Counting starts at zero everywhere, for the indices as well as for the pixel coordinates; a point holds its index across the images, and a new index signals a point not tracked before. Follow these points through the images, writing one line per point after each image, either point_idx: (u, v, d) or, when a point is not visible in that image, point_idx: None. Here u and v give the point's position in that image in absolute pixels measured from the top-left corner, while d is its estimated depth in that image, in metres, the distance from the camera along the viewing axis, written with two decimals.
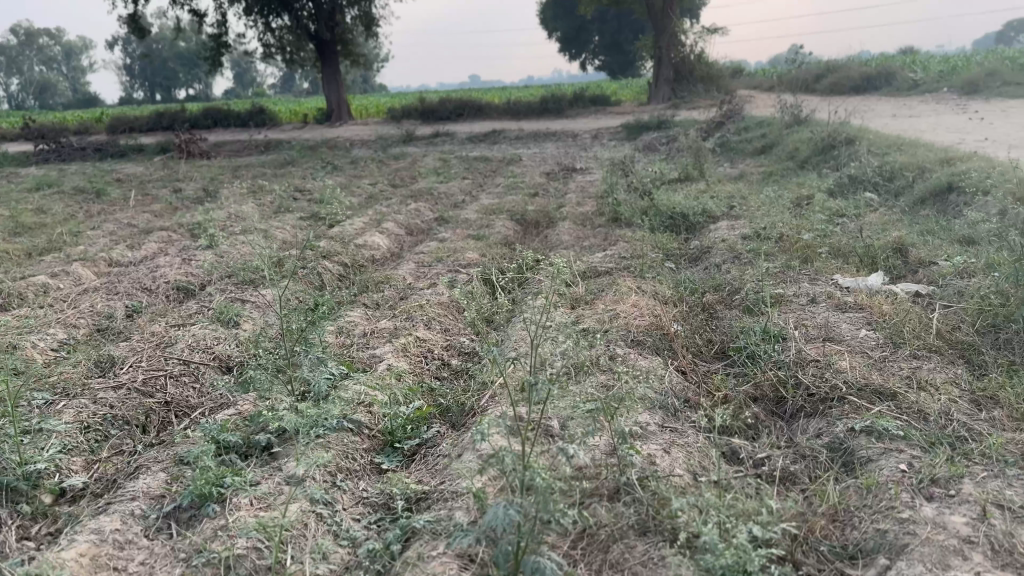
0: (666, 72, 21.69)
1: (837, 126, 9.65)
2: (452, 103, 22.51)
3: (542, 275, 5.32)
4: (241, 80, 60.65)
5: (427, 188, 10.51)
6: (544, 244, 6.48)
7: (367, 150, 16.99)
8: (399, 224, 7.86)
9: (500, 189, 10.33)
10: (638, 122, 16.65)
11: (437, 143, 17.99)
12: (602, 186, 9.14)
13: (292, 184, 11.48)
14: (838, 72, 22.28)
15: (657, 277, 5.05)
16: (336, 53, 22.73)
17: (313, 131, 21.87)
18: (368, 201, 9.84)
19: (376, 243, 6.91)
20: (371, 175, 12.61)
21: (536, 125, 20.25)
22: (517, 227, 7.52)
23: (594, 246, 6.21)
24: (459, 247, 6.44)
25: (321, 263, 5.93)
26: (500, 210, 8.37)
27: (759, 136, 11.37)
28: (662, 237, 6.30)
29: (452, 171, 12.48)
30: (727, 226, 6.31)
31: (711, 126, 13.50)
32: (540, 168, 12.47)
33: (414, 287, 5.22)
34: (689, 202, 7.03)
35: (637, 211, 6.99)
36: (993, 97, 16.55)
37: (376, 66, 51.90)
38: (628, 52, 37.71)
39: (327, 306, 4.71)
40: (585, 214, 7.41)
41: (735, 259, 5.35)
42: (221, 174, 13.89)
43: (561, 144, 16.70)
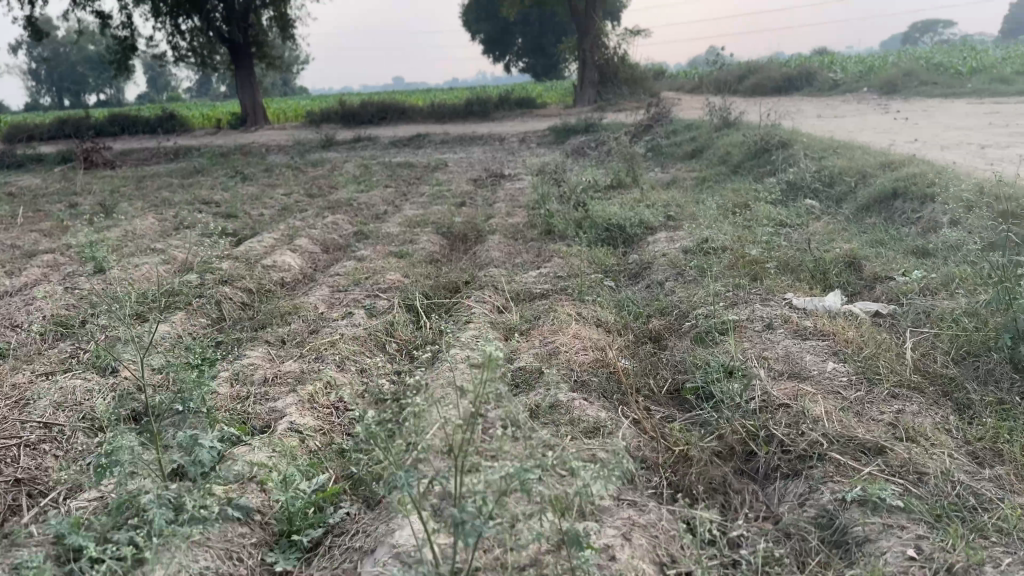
0: (591, 74, 21.46)
1: (768, 129, 9.45)
2: (374, 107, 21.78)
3: (470, 300, 4.81)
4: (155, 84, 58.35)
5: (346, 198, 9.89)
6: (471, 261, 5.97)
7: (283, 157, 16.17)
8: (314, 241, 7.24)
9: (425, 198, 9.77)
10: (565, 125, 16.32)
11: (358, 148, 17.30)
12: (532, 194, 8.69)
13: (200, 196, 10.69)
14: (760, 73, 22.47)
15: (596, 299, 4.59)
16: (250, 56, 21.66)
17: (227, 137, 20.82)
18: (281, 214, 9.15)
19: (286, 265, 6.29)
20: (286, 184, 11.87)
21: (462, 129, 19.74)
22: (442, 241, 6.98)
23: (527, 263, 5.73)
24: (379, 267, 5.87)
25: (221, 291, 5.29)
26: (423, 222, 7.83)
27: (689, 139, 11.13)
28: (598, 251, 5.87)
29: (373, 179, 11.85)
30: (667, 238, 5.92)
31: (639, 130, 13.23)
32: (466, 174, 11.96)
33: (326, 318, 4.63)
34: (624, 212, 6.63)
35: (570, 223, 6.56)
36: (911, 97, 16.82)
37: (296, 69, 50.53)
38: (552, 54, 37.61)
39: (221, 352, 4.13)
40: (514, 226, 6.94)
41: (678, 276, 4.95)
42: (123, 185, 12.91)
43: (488, 148, 16.24)
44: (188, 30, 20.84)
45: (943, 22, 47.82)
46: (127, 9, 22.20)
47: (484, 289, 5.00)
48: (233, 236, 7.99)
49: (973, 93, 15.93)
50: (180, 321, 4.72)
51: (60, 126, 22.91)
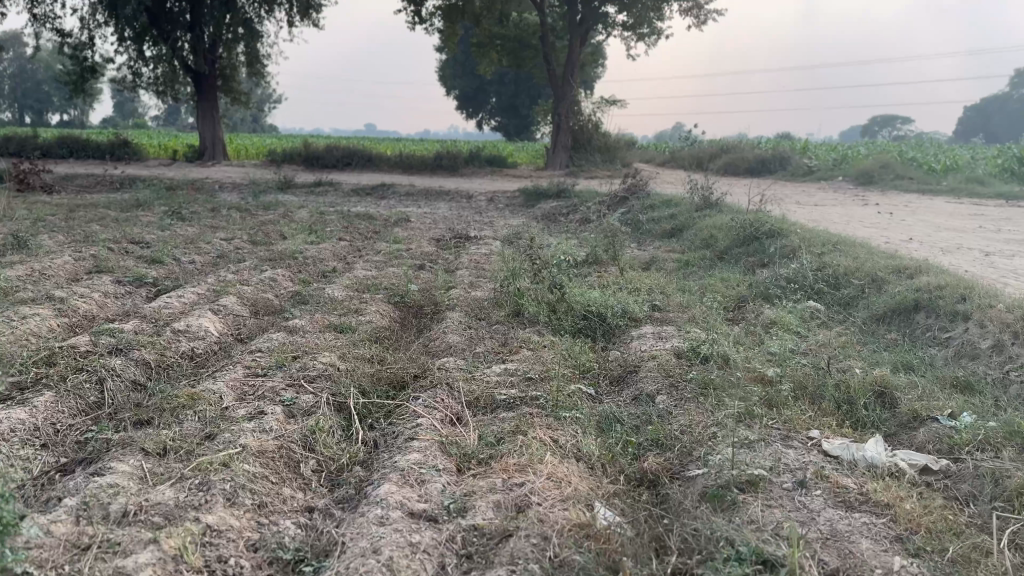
0: (563, 138, 20.92)
1: (757, 214, 8.78)
2: (339, 151, 20.92)
3: (416, 404, 3.85)
4: (123, 109, 57.24)
5: (293, 249, 8.91)
6: (424, 345, 5.03)
7: (235, 197, 15.16)
8: (243, 302, 6.24)
9: (380, 256, 8.84)
10: (536, 189, 15.64)
11: (318, 194, 16.35)
12: (499, 266, 7.82)
13: (130, 234, 9.61)
14: (734, 152, 22.23)
15: (574, 416, 3.66)
16: (215, 88, 20.67)
17: (180, 170, 19.70)
18: (216, 264, 8.12)
19: (202, 331, 5.27)
20: (231, 227, 10.86)
21: (427, 182, 18.96)
22: (393, 312, 6.03)
23: (490, 354, 4.79)
24: (314, 345, 4.91)
25: (109, 365, 4.26)
26: (375, 287, 6.88)
27: (667, 217, 10.45)
28: (573, 346, 4.96)
29: (326, 230, 10.89)
30: (654, 336, 5.06)
31: (614, 201, 12.54)
32: (428, 232, 11.07)
33: (229, 419, 3.62)
34: (604, 297, 5.76)
35: (542, 306, 5.65)
36: (889, 189, 16.54)
37: (267, 108, 49.79)
38: (525, 116, 37.31)
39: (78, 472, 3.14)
40: (476, 303, 6.03)
41: (674, 390, 4.06)
42: (53, 214, 11.74)
43: (453, 205, 15.42)
44: (151, 58, 19.84)
45: (901, 118, 48.82)
46: (90, 29, 21.16)
47: (436, 389, 4.06)
48: (154, 287, 6.95)
49: (951, 191, 15.69)
50: (41, 408, 3.67)
51: (4, 143, 21.53)
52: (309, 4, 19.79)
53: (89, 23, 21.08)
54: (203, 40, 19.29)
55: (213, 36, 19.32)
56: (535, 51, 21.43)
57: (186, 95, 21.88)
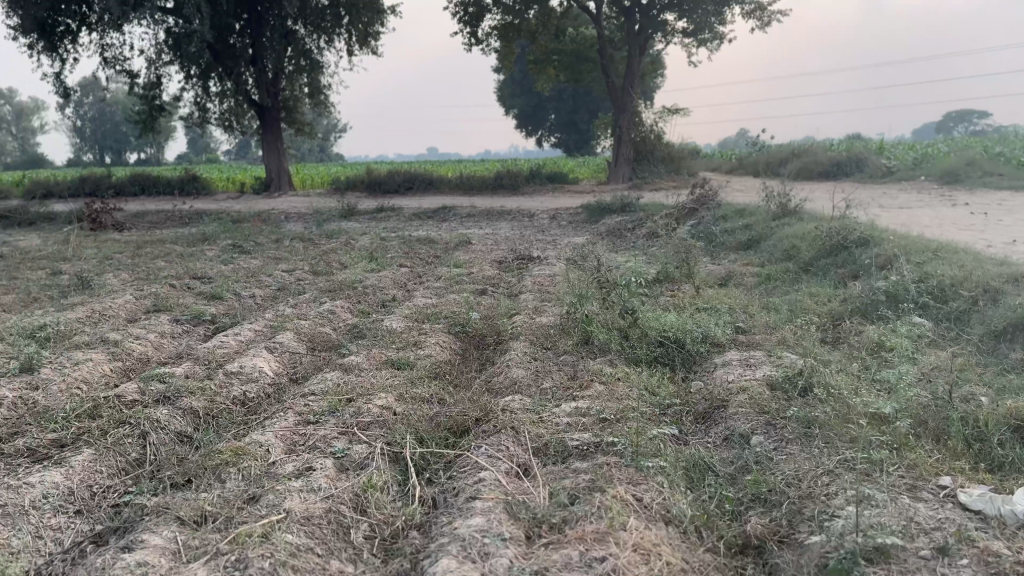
0: (626, 151, 20.39)
1: (842, 221, 8.18)
2: (400, 176, 20.88)
3: (478, 454, 3.45)
4: (195, 145, 59.11)
5: (352, 278, 8.68)
6: (487, 382, 4.63)
7: (299, 226, 15.15)
8: (300, 338, 5.97)
9: (441, 282, 8.53)
10: (600, 204, 15.18)
11: (380, 219, 16.26)
12: (566, 288, 7.42)
13: (193, 269, 9.53)
14: (806, 156, 21.37)
15: (659, 464, 3.21)
16: (278, 120, 20.85)
17: (246, 202, 19.91)
18: (276, 298, 7.93)
19: (255, 372, 4.99)
20: (292, 258, 10.73)
21: (488, 202, 18.69)
22: (453, 344, 5.64)
23: (559, 390, 4.35)
24: (369, 385, 4.55)
25: (154, 417, 3.98)
26: (435, 316, 6.55)
27: (742, 228, 9.89)
28: (650, 378, 4.49)
29: (387, 256, 10.67)
30: (742, 364, 4.57)
31: (682, 213, 12.02)
32: (490, 255, 10.75)
33: (275, 477, 3.29)
34: (683, 320, 5.28)
35: (616, 332, 5.21)
36: (978, 188, 15.53)
37: (333, 137, 50.72)
38: (585, 130, 36.90)
39: (107, 547, 2.84)
40: (542, 330, 5.62)
41: (771, 430, 3.57)
42: (121, 252, 11.84)
43: (515, 225, 15.11)
44: (216, 93, 20.17)
45: (978, 111, 46.69)
46: (158, 68, 21.67)
47: (500, 434, 3.65)
48: (211, 324, 6.76)
49: None
50: (77, 469, 3.39)
51: (80, 184, 22.12)
52: (366, 31, 19.87)
53: (157, 62, 21.60)
54: (265, 74, 19.51)
55: (275, 69, 19.52)
56: (594, 64, 21.03)
57: (251, 129, 22.16)
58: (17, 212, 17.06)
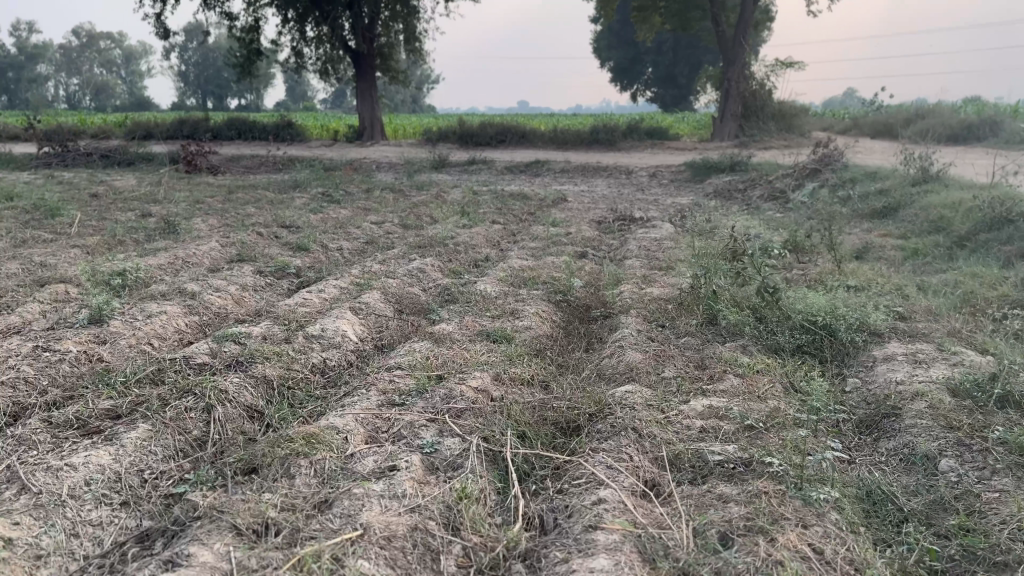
0: (733, 106, 19.08)
1: (1001, 194, 7.13)
2: (494, 128, 20.20)
3: (594, 463, 2.81)
4: (293, 93, 59.76)
5: (442, 233, 8.12)
6: (599, 366, 3.97)
7: (390, 176, 14.74)
8: (386, 299, 5.44)
9: (538, 242, 7.90)
10: (706, 162, 14.18)
11: (473, 172, 15.72)
12: (679, 256, 6.67)
13: (281, 217, 9.17)
14: (932, 118, 19.64)
15: (833, 500, 2.52)
16: (372, 67, 20.32)
17: (337, 150, 19.63)
18: (364, 252, 7.43)
19: (338, 337, 4.47)
20: (382, 209, 10.27)
21: (585, 158, 17.85)
22: (553, 316, 5.00)
23: (684, 381, 3.66)
24: (461, 361, 3.96)
25: (220, 388, 3.49)
26: (533, 281, 5.91)
27: (873, 198, 8.87)
28: (796, 375, 3.82)
29: (479, 211, 10.09)
30: (910, 368, 3.79)
31: (802, 176, 10.98)
32: (589, 213, 10.01)
33: (351, 475, 2.74)
34: (831, 303, 4.49)
35: (749, 313, 4.47)
36: None
37: (427, 88, 50.39)
38: (684, 85, 35.23)
39: (150, 557, 2.35)
40: (657, 306, 4.92)
41: (972, 460, 2.86)
42: (212, 196, 11.63)
43: (612, 182, 14.28)
44: (313, 37, 19.88)
45: None
46: (257, 11, 21.50)
47: (622, 436, 3.00)
48: (296, 278, 6.32)
49: None
50: (128, 449, 2.95)
51: (177, 127, 22.27)
52: None
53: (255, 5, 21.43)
54: (362, 18, 19.06)
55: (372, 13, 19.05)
56: (703, 13, 19.71)
57: (346, 76, 21.76)
58: (116, 151, 17.21)
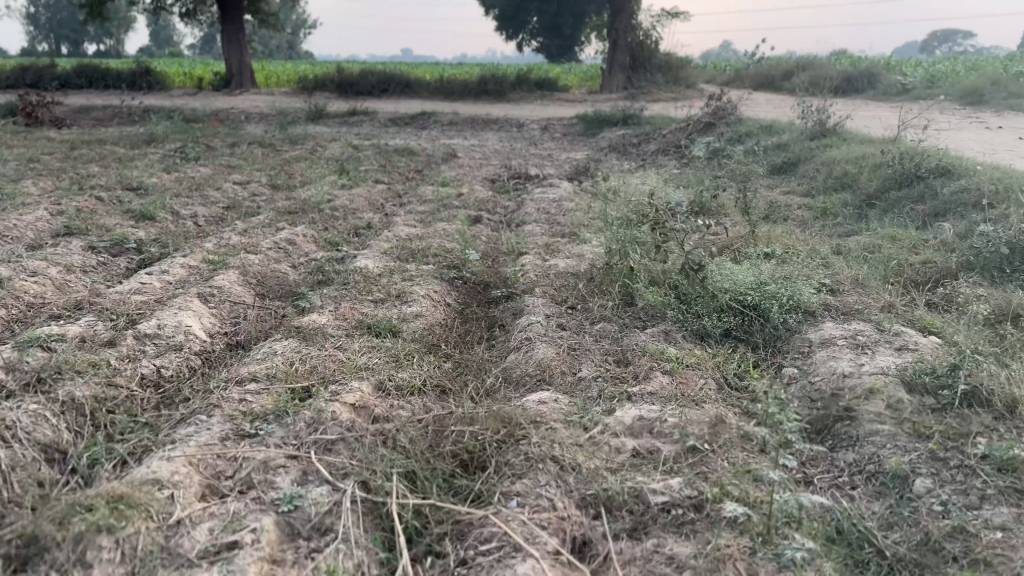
0: (621, 57, 18.62)
1: (906, 150, 6.87)
2: (374, 77, 19.01)
3: (507, 516, 2.17)
4: (156, 38, 55.48)
5: (316, 196, 7.23)
6: (502, 365, 3.33)
7: (260, 129, 13.50)
8: (245, 282, 4.61)
9: (425, 204, 7.16)
10: (598, 115, 13.67)
11: (353, 124, 14.65)
12: (581, 221, 6.09)
13: (127, 177, 7.99)
14: (812, 70, 19.81)
15: (813, 560, 1.98)
16: (239, 9, 18.67)
17: (203, 100, 17.97)
18: (223, 221, 6.48)
19: (180, 338, 3.65)
20: (249, 167, 9.21)
21: (472, 109, 17.00)
22: (446, 299, 4.31)
23: (606, 384, 3.08)
24: (337, 368, 3.23)
25: (8, 426, 2.65)
26: (422, 254, 5.18)
27: (770, 153, 8.56)
28: (730, 368, 3.29)
29: (359, 169, 9.20)
30: (853, 356, 3.33)
31: (696, 129, 10.62)
32: (480, 171, 9.32)
33: (181, 566, 2.03)
34: (758, 277, 3.99)
35: (669, 294, 3.93)
36: (1001, 108, 14.14)
37: (302, 33, 47.88)
38: (569, 35, 34.67)
39: None
40: (565, 285, 4.33)
41: (960, 482, 2.39)
42: (51, 153, 10.19)
43: (503, 136, 13.59)
44: None
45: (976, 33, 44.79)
46: None
47: (540, 472, 2.37)
48: (138, 255, 5.34)
49: None
50: None
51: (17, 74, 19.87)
52: None
53: None
54: None
55: None
56: None
57: (210, 18, 19.93)
58: None
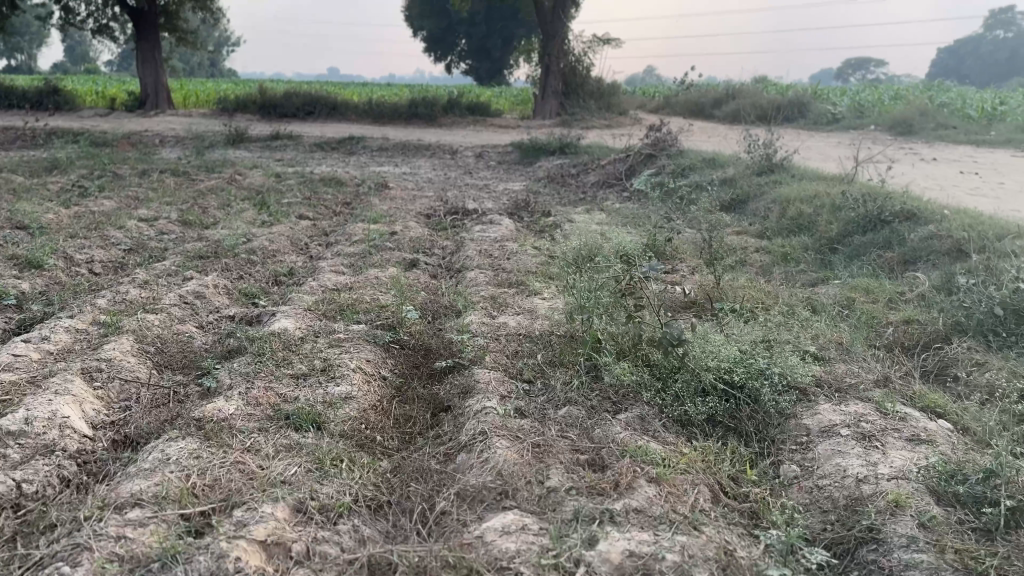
0: (554, 83, 18.32)
1: (863, 191, 6.59)
2: (300, 98, 18.21)
3: None
4: (70, 52, 53.21)
5: (232, 235, 6.50)
6: (452, 472, 2.74)
7: (175, 154, 12.60)
8: (141, 352, 3.89)
9: (353, 244, 6.52)
10: (534, 143, 13.23)
11: (276, 149, 13.85)
12: (528, 269, 5.56)
13: (16, 213, 7.10)
14: (743, 99, 19.89)
15: None
16: (157, 27, 17.81)
17: (114, 121, 16.84)
18: (124, 267, 5.71)
19: (48, 440, 2.92)
20: (160, 199, 8.39)
21: (403, 134, 16.39)
22: (380, 372, 3.68)
23: (582, 498, 2.53)
24: (245, 484, 2.59)
25: None
26: (351, 311, 4.54)
27: (718, 188, 8.22)
28: (724, 470, 2.78)
29: (281, 202, 8.47)
30: (863, 450, 2.86)
31: (638, 160, 10.26)
32: (415, 204, 8.71)
33: None
34: (742, 348, 3.50)
35: (642, 371, 3.41)
36: (931, 140, 14.27)
37: (225, 52, 46.43)
38: (498, 58, 34.43)
39: None
40: (520, 356, 3.76)
41: None
42: None
43: (436, 163, 13.02)
44: None
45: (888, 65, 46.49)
46: None
47: None
48: (16, 313, 4.55)
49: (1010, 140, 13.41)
50: None
51: None
52: None
53: None
54: None
55: None
56: None
57: (125, 37, 18.82)
58: None
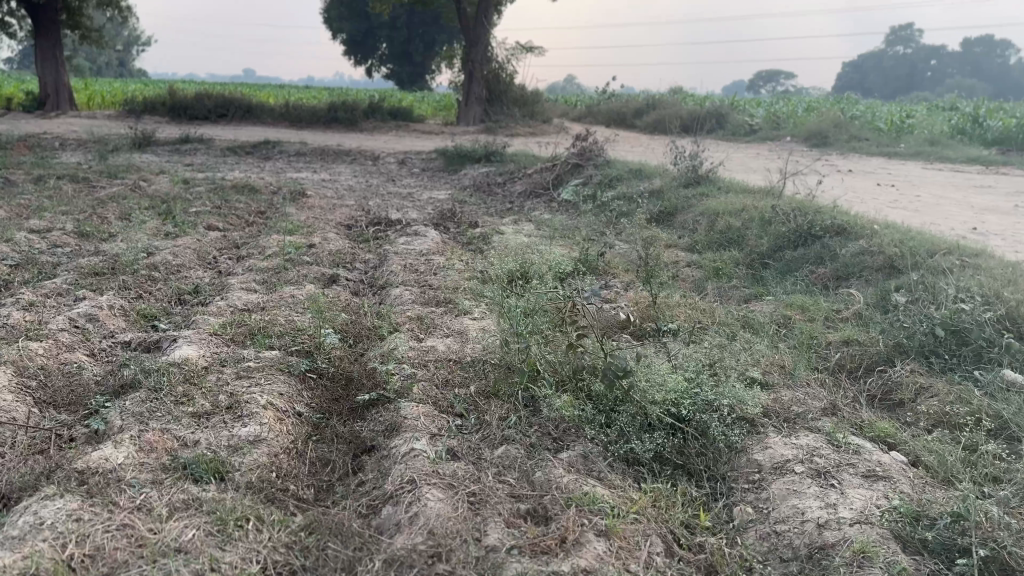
0: (477, 89, 18.05)
1: (792, 205, 6.55)
2: (212, 100, 17.42)
3: None
4: None
5: (133, 250, 5.97)
6: (378, 530, 2.42)
7: (74, 158, 11.78)
8: (19, 388, 3.41)
9: (268, 259, 6.09)
10: (458, 150, 12.93)
11: (186, 153, 13.14)
12: (456, 286, 5.26)
13: None
14: (664, 109, 20.06)
15: None
16: (54, 21, 16.67)
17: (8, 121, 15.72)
18: (7, 285, 5.14)
19: None
20: (54, 208, 7.72)
21: (322, 139, 15.83)
22: (296, 407, 3.33)
23: (525, 558, 2.26)
24: (134, 556, 2.22)
25: None
26: (264, 335, 4.15)
27: (647, 200, 8.11)
28: (678, 517, 2.56)
29: (189, 211, 7.93)
30: (820, 489, 2.68)
31: (564, 170, 10.08)
32: (335, 214, 8.29)
33: None
34: (686, 377, 3.29)
35: (583, 405, 3.16)
36: (845, 152, 14.61)
37: (133, 51, 44.45)
38: (420, 63, 33.97)
39: None
40: (450, 387, 3.47)
41: None
42: None
43: (357, 170, 12.58)
44: None
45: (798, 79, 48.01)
46: None
47: None
48: None
49: (920, 153, 13.82)
50: None
51: None
52: None
53: None
54: None
55: None
56: None
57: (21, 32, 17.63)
58: None
